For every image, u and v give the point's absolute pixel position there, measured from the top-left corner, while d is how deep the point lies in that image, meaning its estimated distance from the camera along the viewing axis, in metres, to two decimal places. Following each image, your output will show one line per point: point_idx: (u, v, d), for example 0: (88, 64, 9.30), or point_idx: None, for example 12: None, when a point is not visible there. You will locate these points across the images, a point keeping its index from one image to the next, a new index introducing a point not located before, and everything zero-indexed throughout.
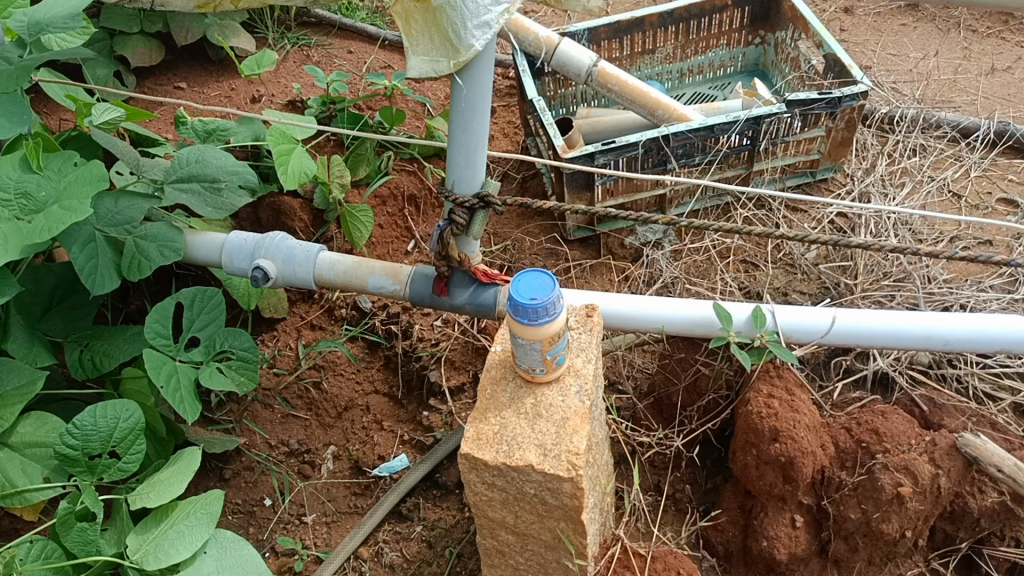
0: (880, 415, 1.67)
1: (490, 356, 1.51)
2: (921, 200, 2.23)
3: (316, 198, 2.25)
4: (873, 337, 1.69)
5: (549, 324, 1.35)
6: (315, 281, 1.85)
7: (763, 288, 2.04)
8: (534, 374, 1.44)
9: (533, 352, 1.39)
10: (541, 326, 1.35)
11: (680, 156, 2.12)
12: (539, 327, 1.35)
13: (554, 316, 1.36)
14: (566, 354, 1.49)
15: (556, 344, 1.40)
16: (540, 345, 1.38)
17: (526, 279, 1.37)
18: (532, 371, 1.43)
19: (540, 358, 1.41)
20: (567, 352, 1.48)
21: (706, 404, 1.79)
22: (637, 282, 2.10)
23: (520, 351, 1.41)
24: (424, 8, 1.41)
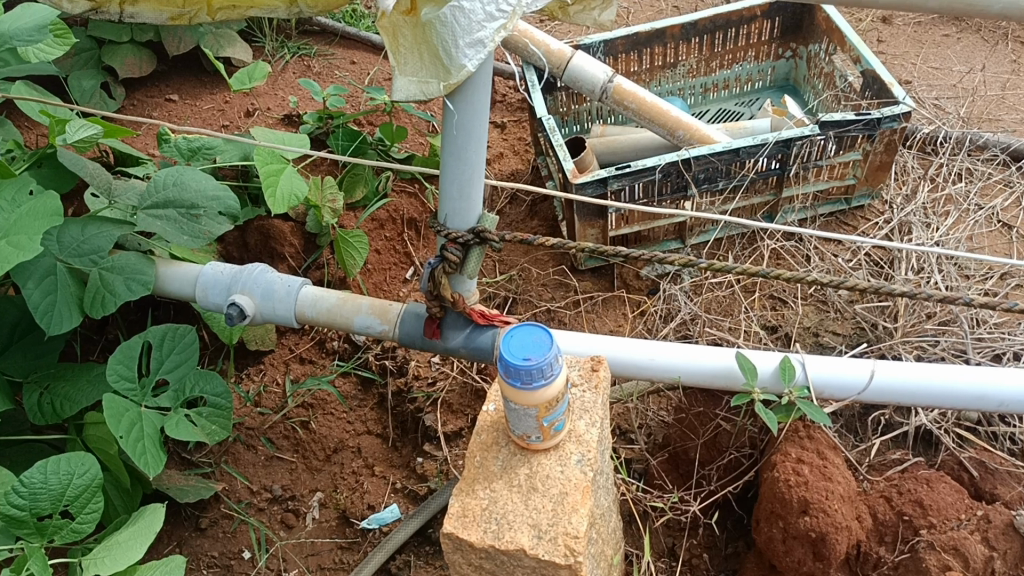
0: (924, 483, 1.48)
1: (480, 417, 1.32)
2: (968, 231, 2.03)
3: (308, 221, 2.08)
4: (917, 395, 1.49)
5: (545, 388, 1.18)
6: (295, 318, 1.68)
7: (792, 328, 1.86)
8: (531, 442, 1.26)
9: (528, 418, 1.22)
10: (536, 391, 1.18)
11: (702, 181, 1.93)
12: (533, 390, 1.18)
13: (553, 378, 1.19)
14: (567, 417, 1.31)
15: (556, 409, 1.23)
16: (537, 411, 1.21)
17: (519, 335, 1.19)
18: (528, 439, 1.26)
19: (537, 425, 1.23)
20: (568, 415, 1.30)
21: (726, 463, 1.61)
22: (653, 318, 1.93)
23: (513, 417, 1.24)
24: (413, 22, 1.23)
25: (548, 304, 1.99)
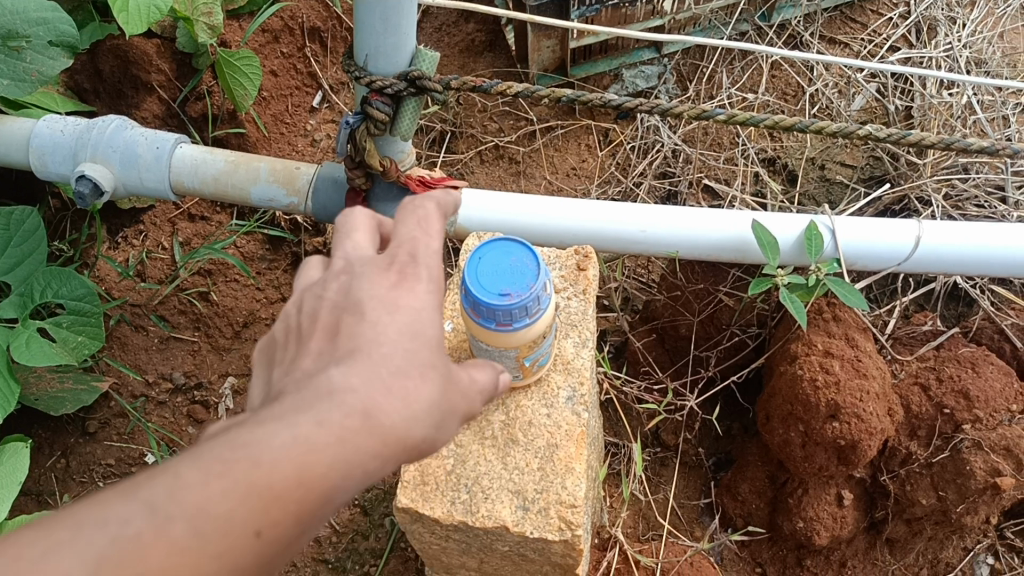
0: (968, 366, 1.23)
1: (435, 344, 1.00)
2: (998, 26, 1.67)
3: (179, 37, 1.58)
4: (970, 263, 1.21)
5: (528, 329, 0.86)
6: (172, 189, 1.27)
7: (795, 162, 1.53)
8: (505, 380, 0.96)
9: (505, 360, 0.91)
10: (517, 334, 0.85)
11: None
12: (513, 333, 0.85)
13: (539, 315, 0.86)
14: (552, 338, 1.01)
15: (542, 344, 0.91)
16: (518, 354, 0.89)
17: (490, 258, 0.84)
18: (503, 378, 0.95)
19: (517, 366, 0.93)
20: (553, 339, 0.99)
21: (727, 344, 1.34)
22: (627, 152, 1.59)
23: (485, 356, 0.92)
24: None
25: (496, 138, 1.62)
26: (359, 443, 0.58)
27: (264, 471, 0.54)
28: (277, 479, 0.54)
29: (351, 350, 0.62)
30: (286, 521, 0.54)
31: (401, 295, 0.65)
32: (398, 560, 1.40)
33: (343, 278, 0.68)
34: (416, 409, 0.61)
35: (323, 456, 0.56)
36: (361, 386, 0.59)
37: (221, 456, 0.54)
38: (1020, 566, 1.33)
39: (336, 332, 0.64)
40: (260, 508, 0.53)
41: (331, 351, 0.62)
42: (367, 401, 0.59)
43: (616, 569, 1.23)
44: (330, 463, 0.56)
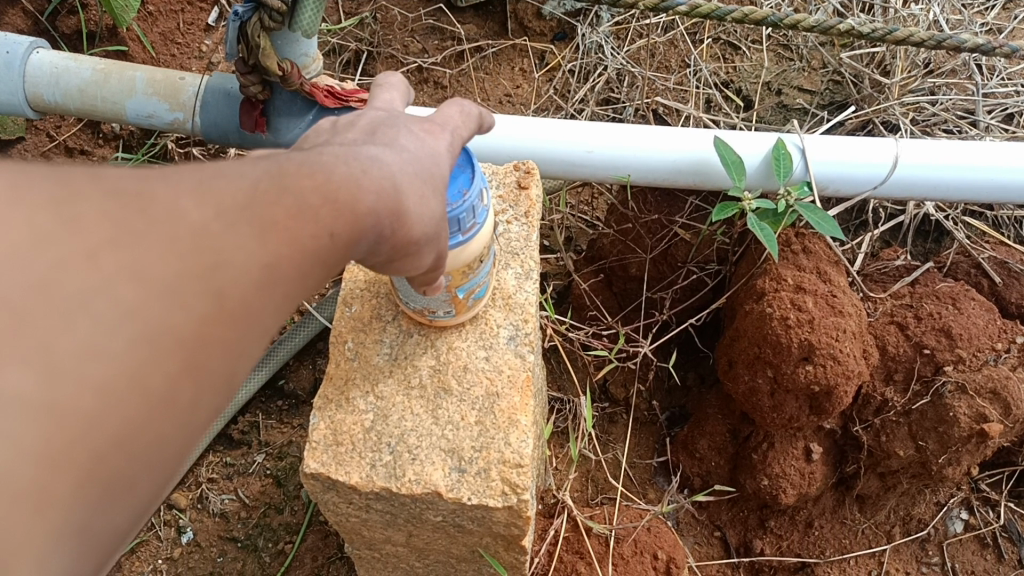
0: (948, 303, 1.11)
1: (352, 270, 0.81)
2: None
3: None
4: (952, 187, 1.08)
5: (457, 252, 0.70)
6: (31, 105, 1.08)
7: (751, 87, 1.39)
8: (431, 313, 0.79)
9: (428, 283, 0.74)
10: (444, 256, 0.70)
11: None
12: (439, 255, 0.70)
13: (470, 226, 0.70)
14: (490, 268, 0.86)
15: (475, 267, 0.75)
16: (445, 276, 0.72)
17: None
18: (427, 310, 0.79)
19: (445, 293, 0.76)
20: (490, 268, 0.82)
21: (684, 285, 1.19)
22: (566, 76, 1.43)
23: (405, 285, 0.76)
24: None
25: (419, 60, 1.44)
26: (396, 208, 0.59)
27: (334, 202, 0.55)
28: (321, 203, 0.54)
29: (389, 139, 0.64)
30: (347, 239, 0.56)
31: (429, 128, 0.67)
32: (317, 536, 1.21)
33: (380, 115, 0.68)
34: (430, 213, 0.62)
35: (388, 194, 0.59)
36: (408, 162, 0.62)
37: (298, 164, 0.56)
38: (995, 520, 1.23)
39: (372, 132, 0.65)
40: (256, 236, 0.51)
41: (367, 137, 0.64)
42: (403, 176, 0.61)
43: (565, 537, 1.08)
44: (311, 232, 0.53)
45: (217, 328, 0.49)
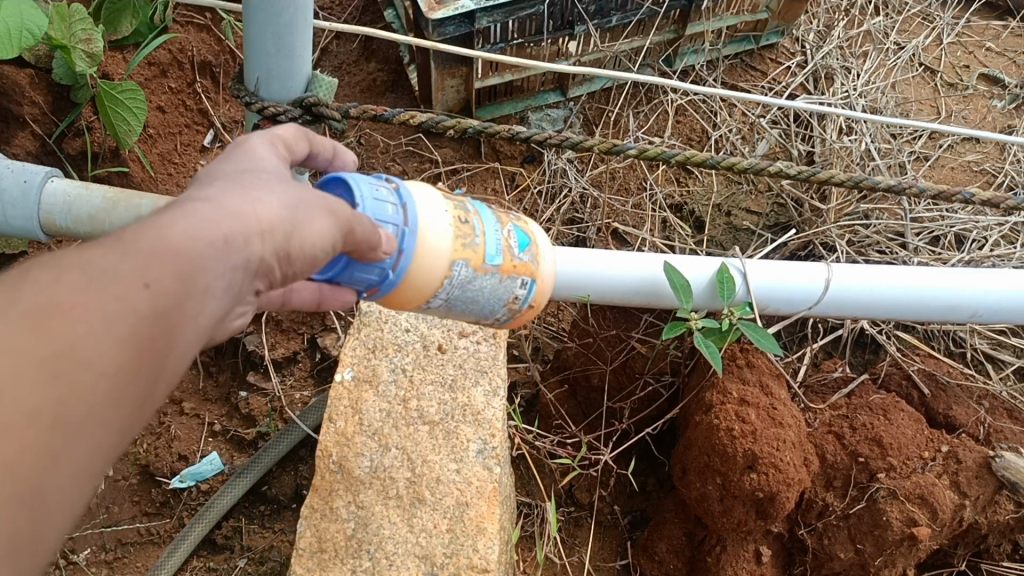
0: (880, 414, 1.22)
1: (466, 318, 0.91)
2: (890, 76, 1.72)
3: (55, 65, 1.42)
4: (877, 306, 1.20)
5: (417, 246, 0.78)
6: (44, 229, 1.17)
7: (701, 208, 1.52)
8: (521, 298, 0.89)
9: (459, 281, 0.82)
10: (413, 261, 0.78)
11: (593, 16, 1.47)
12: (415, 258, 0.78)
13: (401, 213, 0.77)
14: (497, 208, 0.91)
15: (471, 237, 0.83)
16: (463, 263, 0.81)
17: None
18: (512, 303, 0.88)
19: (494, 273, 0.85)
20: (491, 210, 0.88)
21: (641, 393, 1.29)
22: (535, 198, 1.55)
23: (466, 300, 0.85)
24: None
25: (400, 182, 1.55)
26: (218, 234, 0.61)
27: (140, 258, 0.56)
28: (121, 265, 0.54)
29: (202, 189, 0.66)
30: (168, 286, 0.56)
31: (251, 161, 0.72)
32: None
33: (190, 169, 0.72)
34: (279, 209, 0.66)
35: (213, 219, 0.61)
36: (226, 189, 0.66)
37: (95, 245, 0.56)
38: None
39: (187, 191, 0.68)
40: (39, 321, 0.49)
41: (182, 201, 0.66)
42: (220, 211, 0.62)
43: None
44: (111, 294, 0.53)
45: (17, 428, 0.47)
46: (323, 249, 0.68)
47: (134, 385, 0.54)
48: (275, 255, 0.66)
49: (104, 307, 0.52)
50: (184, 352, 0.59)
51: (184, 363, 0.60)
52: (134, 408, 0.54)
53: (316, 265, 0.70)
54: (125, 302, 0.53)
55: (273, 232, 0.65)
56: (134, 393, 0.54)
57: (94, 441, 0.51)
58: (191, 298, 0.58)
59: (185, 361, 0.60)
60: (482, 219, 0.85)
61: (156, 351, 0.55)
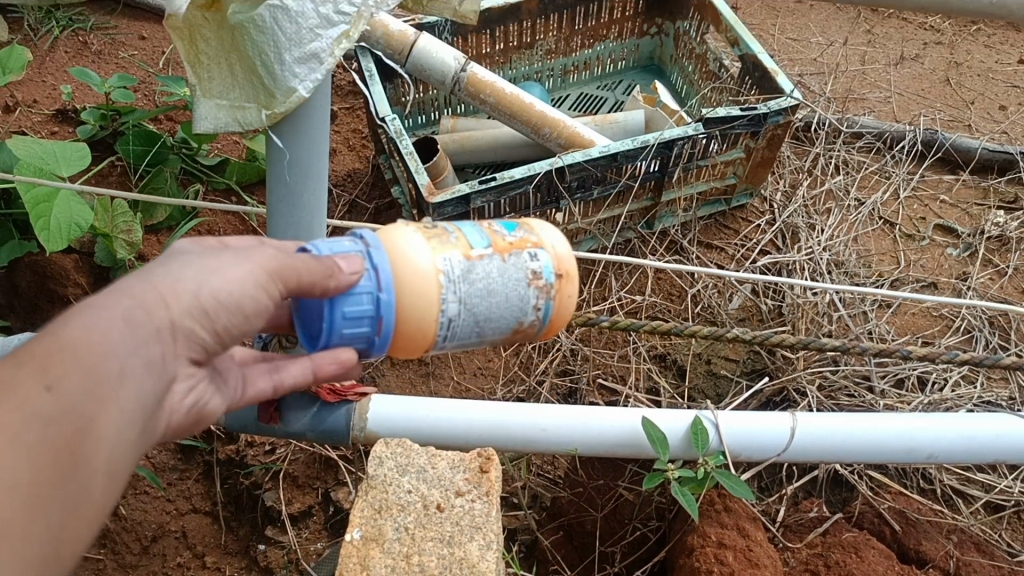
0: (854, 552, 1.29)
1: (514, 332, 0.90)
2: (852, 230, 1.88)
3: (98, 252, 1.61)
4: (841, 449, 1.31)
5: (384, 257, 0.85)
6: None
7: (683, 358, 1.66)
8: (541, 267, 0.88)
9: (454, 267, 0.85)
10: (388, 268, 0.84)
11: (575, 190, 1.64)
12: (389, 264, 0.84)
13: (358, 244, 0.86)
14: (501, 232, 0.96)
15: (448, 237, 0.87)
16: (448, 254, 0.85)
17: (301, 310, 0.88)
18: (533, 278, 0.87)
19: (490, 255, 0.87)
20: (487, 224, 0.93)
21: (629, 537, 1.40)
22: (530, 353, 1.67)
23: (486, 292, 0.86)
24: (217, 19, 0.97)
25: None
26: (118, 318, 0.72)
27: (39, 363, 0.67)
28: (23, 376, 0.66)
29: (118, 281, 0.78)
30: (69, 376, 0.67)
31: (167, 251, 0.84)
32: None
33: None
34: (191, 280, 0.77)
35: (110, 309, 0.72)
36: (134, 278, 0.77)
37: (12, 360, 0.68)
38: None
39: None
40: None
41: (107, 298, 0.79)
42: (125, 296, 0.74)
43: None
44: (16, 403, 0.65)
45: None
46: (245, 298, 0.79)
47: (49, 482, 0.65)
48: (195, 318, 0.77)
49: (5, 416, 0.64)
50: (110, 440, 0.69)
51: (114, 448, 0.70)
52: (55, 503, 0.65)
53: (253, 317, 0.80)
54: (26, 405, 0.65)
55: (185, 299, 0.76)
56: (48, 488, 0.65)
57: (27, 536, 0.63)
58: (100, 388, 0.69)
59: (115, 448, 0.70)
60: (459, 228, 0.89)
61: (71, 441, 0.66)
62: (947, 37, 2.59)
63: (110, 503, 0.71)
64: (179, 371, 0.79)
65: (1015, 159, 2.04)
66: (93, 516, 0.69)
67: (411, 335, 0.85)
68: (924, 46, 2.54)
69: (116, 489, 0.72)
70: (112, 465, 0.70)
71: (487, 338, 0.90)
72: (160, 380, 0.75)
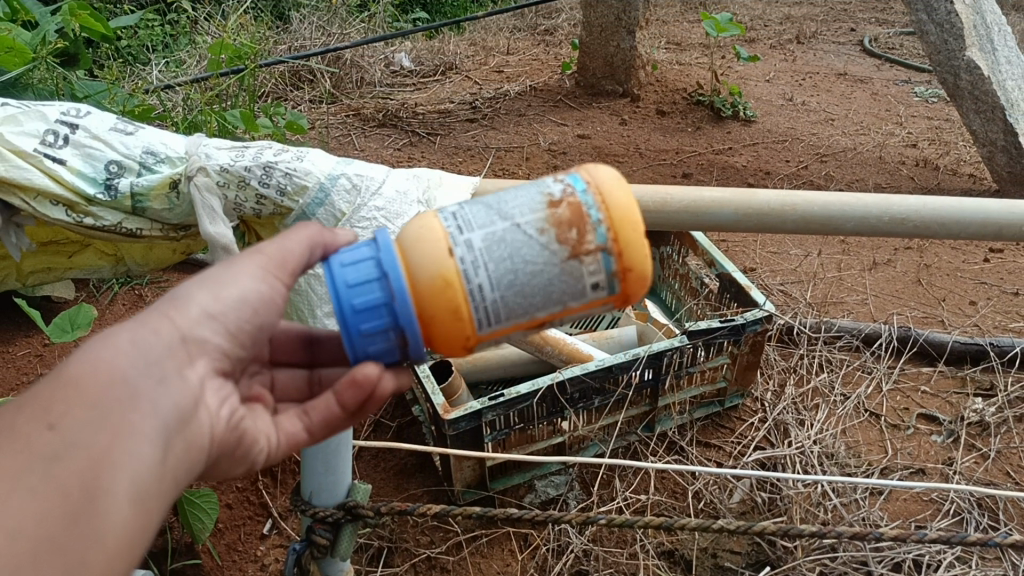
0: None
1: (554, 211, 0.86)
2: (840, 423, 2.03)
3: None
4: None
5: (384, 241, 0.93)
6: None
7: (690, 551, 1.75)
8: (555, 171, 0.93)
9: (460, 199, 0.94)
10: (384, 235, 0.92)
11: (577, 401, 1.79)
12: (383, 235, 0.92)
13: None
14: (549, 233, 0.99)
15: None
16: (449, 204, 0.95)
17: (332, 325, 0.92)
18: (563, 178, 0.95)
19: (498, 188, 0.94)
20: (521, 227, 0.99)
21: None
22: (545, 554, 1.76)
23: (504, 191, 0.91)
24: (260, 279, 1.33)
25: (427, 550, 1.78)
26: (118, 349, 0.83)
27: (46, 407, 0.78)
28: (31, 419, 0.77)
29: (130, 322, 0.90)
30: (75, 405, 0.78)
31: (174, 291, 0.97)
32: None
33: None
34: (199, 291, 0.91)
35: (111, 345, 0.83)
36: (143, 312, 0.89)
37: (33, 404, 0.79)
38: None
39: None
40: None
41: None
42: (129, 331, 0.85)
43: None
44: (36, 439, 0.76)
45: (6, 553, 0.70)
46: (246, 291, 0.92)
47: (67, 514, 0.73)
48: (204, 324, 0.90)
49: (15, 462, 0.75)
50: (128, 467, 0.78)
51: (137, 472, 0.78)
52: (76, 536, 0.73)
53: (260, 309, 0.94)
54: (36, 448, 0.76)
55: (191, 310, 0.89)
56: (69, 523, 0.73)
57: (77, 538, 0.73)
58: (110, 414, 0.79)
59: (141, 453, 0.79)
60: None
61: (84, 475, 0.75)
62: (916, 242, 2.84)
63: (145, 529, 0.79)
64: (203, 379, 0.89)
65: (986, 349, 2.21)
66: (126, 544, 0.76)
67: (417, 235, 0.87)
68: (896, 252, 2.79)
69: (150, 515, 0.79)
70: (138, 488, 0.78)
71: (528, 221, 0.86)
72: (176, 394, 0.85)
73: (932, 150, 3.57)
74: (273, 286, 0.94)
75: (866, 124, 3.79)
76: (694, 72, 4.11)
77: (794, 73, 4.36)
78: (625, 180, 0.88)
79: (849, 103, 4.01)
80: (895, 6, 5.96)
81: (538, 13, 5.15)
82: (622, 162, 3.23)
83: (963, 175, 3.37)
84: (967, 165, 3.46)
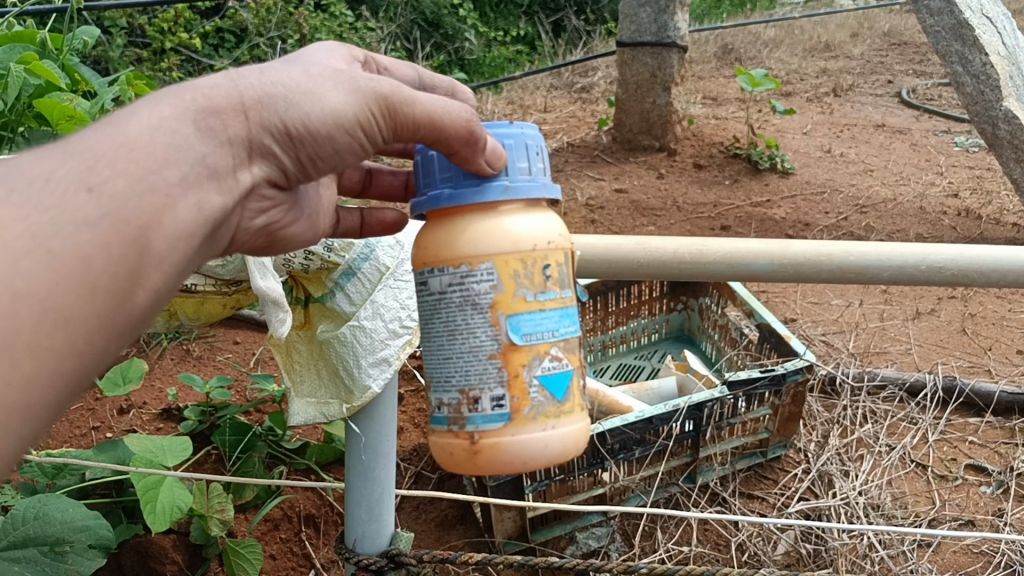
0: None
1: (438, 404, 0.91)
2: (886, 474, 2.01)
3: (191, 530, 1.65)
4: None
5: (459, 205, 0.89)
6: None
7: None
8: (484, 406, 0.86)
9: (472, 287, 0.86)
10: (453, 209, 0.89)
11: (618, 451, 1.79)
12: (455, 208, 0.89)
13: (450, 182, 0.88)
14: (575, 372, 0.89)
15: (524, 284, 0.86)
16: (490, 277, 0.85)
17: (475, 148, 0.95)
18: (467, 397, 0.86)
19: (497, 334, 0.85)
20: (557, 346, 0.87)
21: None
22: None
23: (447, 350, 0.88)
24: (309, 337, 1.26)
25: None
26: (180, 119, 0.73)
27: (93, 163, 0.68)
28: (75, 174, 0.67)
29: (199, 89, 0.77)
30: (125, 172, 0.68)
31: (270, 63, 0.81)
32: None
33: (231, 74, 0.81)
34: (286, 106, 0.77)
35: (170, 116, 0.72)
36: (214, 85, 0.76)
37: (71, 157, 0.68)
38: None
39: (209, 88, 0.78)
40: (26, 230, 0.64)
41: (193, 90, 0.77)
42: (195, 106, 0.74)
43: None
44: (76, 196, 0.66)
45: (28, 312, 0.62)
46: (339, 126, 0.79)
47: (88, 286, 0.65)
48: (275, 138, 0.78)
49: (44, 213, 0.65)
50: (162, 254, 0.70)
51: (166, 264, 0.71)
52: (101, 302, 0.66)
53: (338, 150, 0.81)
54: (69, 207, 0.65)
55: (272, 118, 0.77)
56: (86, 293, 0.65)
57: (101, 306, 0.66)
58: (161, 191, 0.70)
59: (180, 243, 0.71)
60: (546, 303, 0.86)
61: (115, 249, 0.67)
62: (960, 291, 2.82)
63: (150, 319, 0.72)
64: (252, 187, 0.79)
65: None
66: (127, 331, 0.69)
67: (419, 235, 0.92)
68: (939, 301, 2.76)
69: (159, 309, 0.72)
70: (162, 282, 0.71)
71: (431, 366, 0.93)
72: (226, 193, 0.75)
73: (974, 200, 3.55)
74: (364, 137, 0.81)
75: (905, 175, 3.78)
76: (730, 126, 4.15)
77: (831, 126, 4.38)
78: (461, 468, 0.88)
79: (887, 154, 4.01)
80: (931, 57, 5.98)
81: (574, 72, 5.26)
82: (659, 216, 3.26)
83: (1006, 225, 3.35)
84: (1010, 215, 3.43)
